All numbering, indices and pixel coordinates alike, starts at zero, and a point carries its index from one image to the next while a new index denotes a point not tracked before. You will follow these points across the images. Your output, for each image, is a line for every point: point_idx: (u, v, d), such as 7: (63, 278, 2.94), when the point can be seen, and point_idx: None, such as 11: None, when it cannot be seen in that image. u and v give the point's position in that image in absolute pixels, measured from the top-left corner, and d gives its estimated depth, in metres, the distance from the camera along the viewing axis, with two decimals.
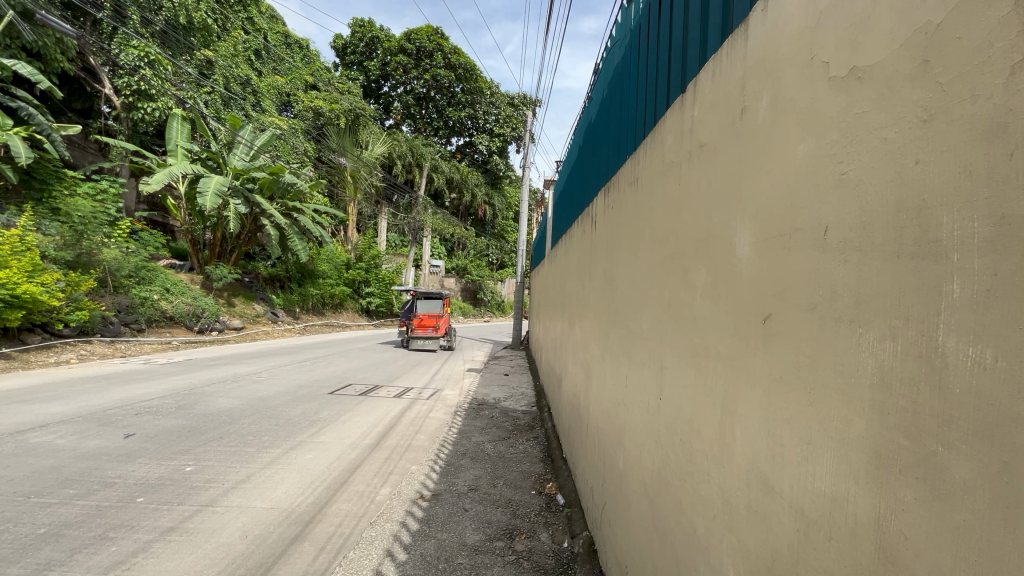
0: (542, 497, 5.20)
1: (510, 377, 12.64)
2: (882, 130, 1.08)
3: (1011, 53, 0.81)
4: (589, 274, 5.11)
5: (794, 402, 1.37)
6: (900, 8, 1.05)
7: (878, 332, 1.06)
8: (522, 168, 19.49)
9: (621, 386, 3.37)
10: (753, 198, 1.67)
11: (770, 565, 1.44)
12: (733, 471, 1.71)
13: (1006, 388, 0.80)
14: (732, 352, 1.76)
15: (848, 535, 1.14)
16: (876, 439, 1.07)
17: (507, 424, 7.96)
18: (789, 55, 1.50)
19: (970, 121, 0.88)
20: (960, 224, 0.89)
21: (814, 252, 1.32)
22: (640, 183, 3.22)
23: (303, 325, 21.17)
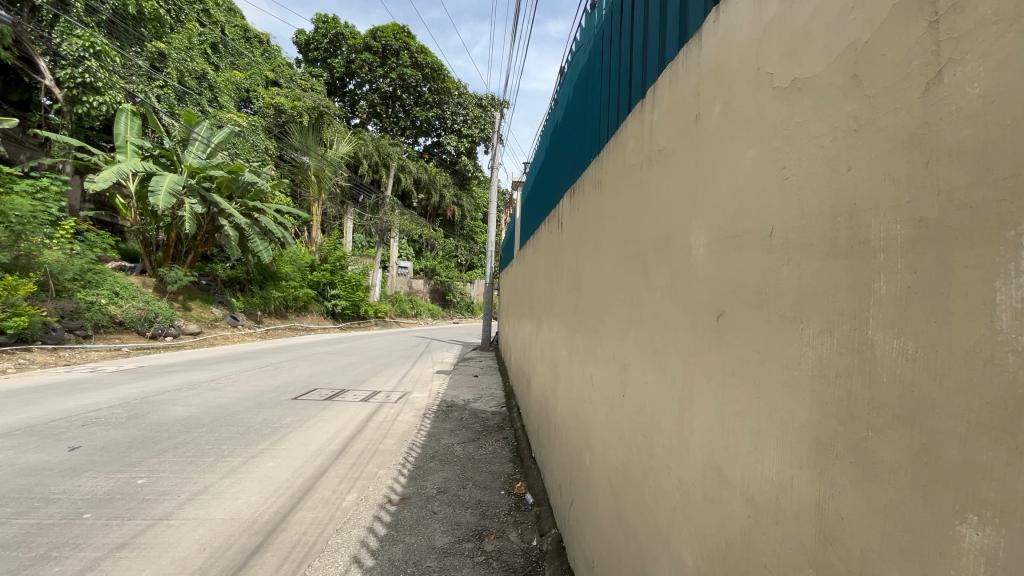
0: (511, 497, 5.23)
1: (480, 379, 12.61)
2: (819, 138, 1.17)
3: (927, 69, 0.89)
4: (556, 275, 5.18)
5: (745, 394, 1.44)
6: (834, 24, 1.13)
7: (817, 327, 1.14)
8: (490, 169, 19.39)
9: (588, 386, 3.44)
10: (708, 198, 1.74)
11: (725, 552, 1.51)
12: (691, 463, 1.77)
13: (924, 376, 0.87)
14: (689, 349, 1.83)
15: (792, 519, 1.21)
16: (816, 427, 1.14)
17: (476, 426, 7.94)
18: (738, 65, 1.57)
19: (894, 130, 0.95)
20: (886, 227, 0.97)
21: (761, 252, 1.39)
22: (603, 184, 3.29)
23: (265, 329, 20.48)
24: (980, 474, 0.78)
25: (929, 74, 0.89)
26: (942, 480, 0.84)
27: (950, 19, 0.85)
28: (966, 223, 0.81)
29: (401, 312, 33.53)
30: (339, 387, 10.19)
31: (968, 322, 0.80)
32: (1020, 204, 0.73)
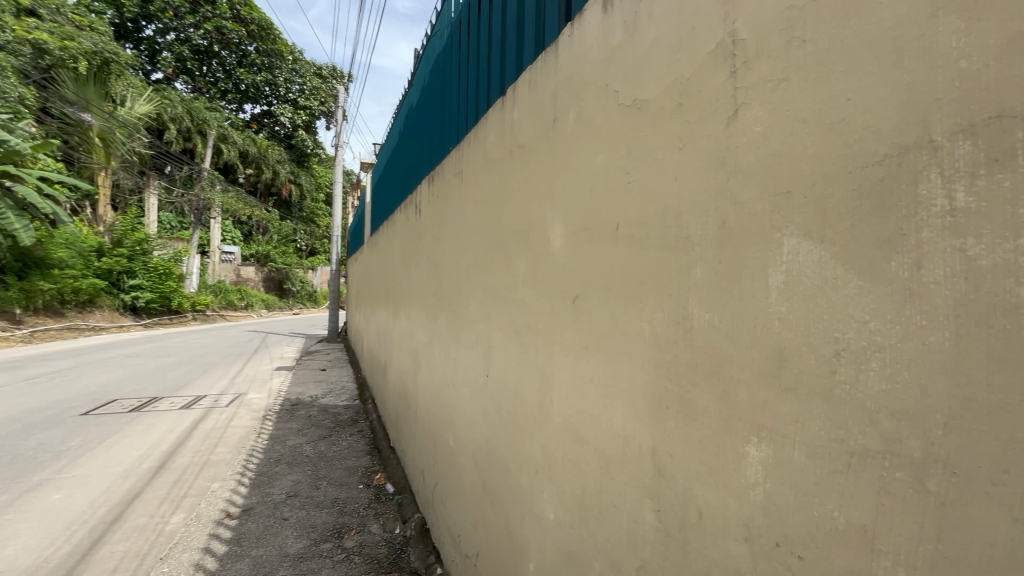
0: (370, 489, 5.11)
1: (328, 372, 11.84)
2: (653, 152, 1.42)
3: (728, 107, 1.17)
4: (413, 261, 5.15)
5: (597, 365, 1.69)
6: (665, 58, 1.39)
7: (652, 306, 1.41)
8: (334, 147, 18.00)
9: (451, 370, 3.55)
10: (564, 195, 1.97)
11: (581, 500, 1.77)
12: (551, 430, 2.01)
13: (724, 339, 1.17)
14: (549, 329, 2.05)
15: (634, 463, 1.49)
16: (651, 386, 1.42)
17: (328, 422, 7.49)
18: (590, 79, 1.80)
19: (706, 151, 1.23)
20: (701, 226, 1.25)
21: (609, 243, 1.64)
22: (464, 174, 3.38)
23: (31, 330, 15.88)
24: (756, 405, 1.08)
25: (730, 110, 1.17)
26: (732, 415, 1.14)
27: (744, 71, 1.13)
28: (751, 225, 1.11)
29: (229, 304, 29.12)
30: (150, 395, 8.58)
31: (749, 298, 1.10)
32: (781, 212, 1.03)
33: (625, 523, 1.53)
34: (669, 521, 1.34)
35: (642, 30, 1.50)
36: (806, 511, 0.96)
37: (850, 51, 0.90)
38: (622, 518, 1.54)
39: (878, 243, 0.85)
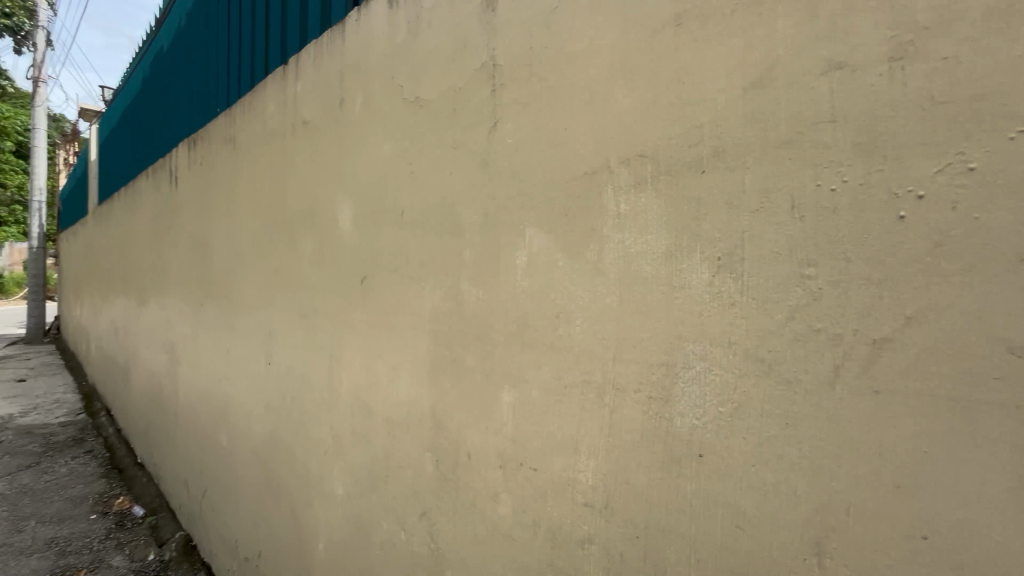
0: (109, 518, 4.18)
1: (30, 382, 8.94)
2: (433, 147, 1.61)
3: (490, 118, 1.42)
4: (168, 239, 4.33)
5: (384, 340, 1.81)
6: (442, 65, 1.57)
7: (433, 284, 1.60)
8: (30, 81, 13.34)
9: (222, 362, 3.17)
10: (352, 178, 2.01)
11: (371, 469, 1.88)
12: (341, 408, 2.05)
13: (487, 309, 1.43)
14: (337, 309, 2.07)
15: (417, 423, 1.68)
16: (431, 355, 1.62)
17: (33, 446, 5.72)
18: (377, 68, 1.87)
19: (475, 153, 1.47)
20: (471, 216, 1.48)
21: (395, 227, 1.77)
22: (236, 143, 3.03)
23: None
24: (509, 361, 1.37)
25: (490, 120, 1.42)
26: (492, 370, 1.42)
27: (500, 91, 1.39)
28: (505, 217, 1.38)
29: None
30: None
31: (504, 275, 1.38)
32: (526, 208, 1.33)
33: (409, 478, 1.71)
34: (445, 468, 1.56)
35: (423, 34, 1.65)
36: (539, 434, 1.29)
37: (568, 92, 1.22)
38: (407, 475, 1.72)
39: (580, 235, 1.20)
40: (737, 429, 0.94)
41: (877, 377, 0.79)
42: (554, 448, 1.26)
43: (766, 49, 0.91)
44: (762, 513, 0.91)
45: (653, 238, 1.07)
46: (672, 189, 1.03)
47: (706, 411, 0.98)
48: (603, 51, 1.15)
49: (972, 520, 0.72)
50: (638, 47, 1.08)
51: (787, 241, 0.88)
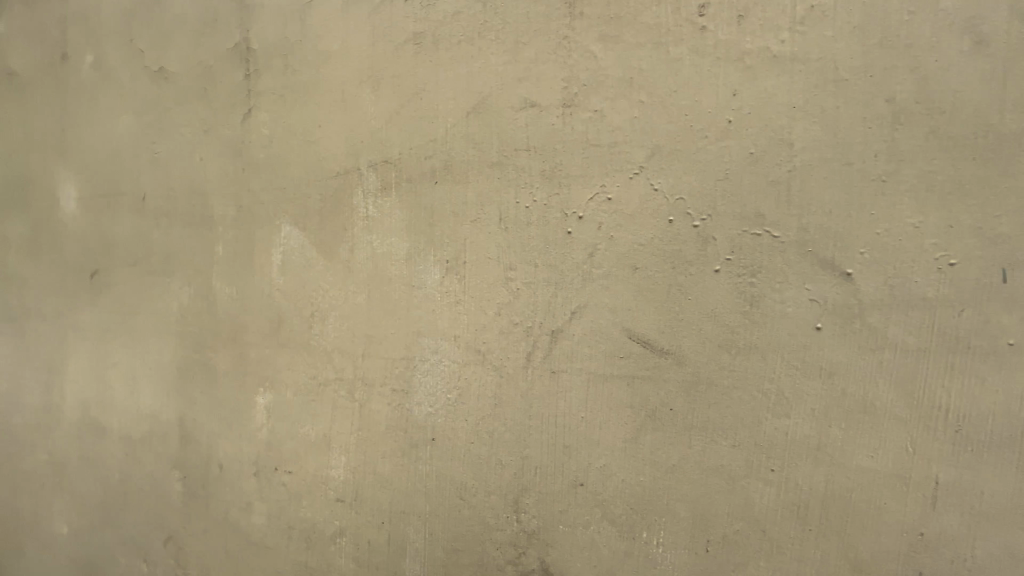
0: None
1: None
2: (179, 127, 1.44)
3: (245, 105, 1.37)
4: None
5: (115, 347, 1.54)
6: (189, 37, 1.43)
7: (180, 281, 1.44)
8: None
9: None
10: (57, 141, 1.62)
11: (100, 499, 1.59)
12: (50, 435, 1.65)
13: (243, 305, 1.37)
14: (42, 315, 1.64)
15: (160, 436, 1.49)
16: (177, 359, 1.46)
17: None
18: (97, 18, 1.55)
19: (229, 139, 1.38)
20: (225, 208, 1.39)
21: (130, 215, 1.52)
22: None
23: None
24: (266, 356, 1.35)
25: (245, 106, 1.37)
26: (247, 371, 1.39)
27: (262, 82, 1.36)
28: (263, 210, 1.35)
29: None
30: None
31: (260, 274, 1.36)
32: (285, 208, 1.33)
33: (147, 495, 1.54)
34: (198, 478, 1.45)
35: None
36: (299, 423, 1.32)
37: (323, 92, 1.29)
38: (148, 490, 1.56)
39: (337, 229, 1.28)
40: (466, 381, 1.21)
41: (553, 357, 1.16)
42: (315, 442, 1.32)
43: (479, 83, 1.18)
44: (481, 460, 1.20)
45: (396, 232, 1.24)
46: (413, 190, 1.22)
47: (444, 372, 1.22)
48: (353, 56, 1.26)
49: (609, 463, 1.14)
50: (384, 57, 1.24)
51: (497, 250, 1.18)
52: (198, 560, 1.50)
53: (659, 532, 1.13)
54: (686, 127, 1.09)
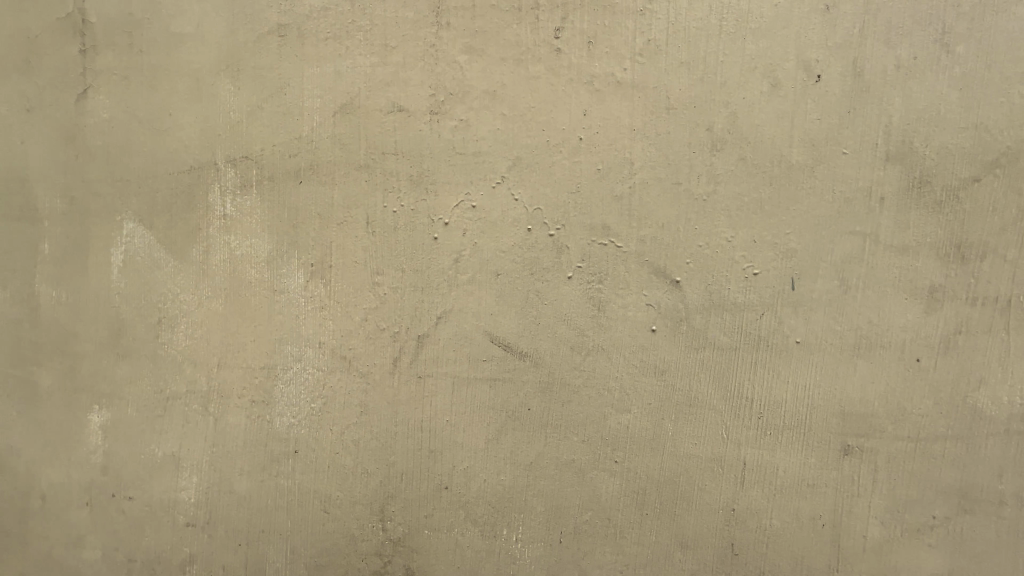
0: None
1: None
2: (244, 170, 2.41)
3: (292, 162, 2.38)
4: None
5: (192, 305, 2.44)
6: (250, 117, 2.40)
7: (246, 263, 2.42)
8: None
9: None
10: (125, 180, 2.47)
11: (174, 405, 2.46)
12: (131, 366, 2.48)
13: (293, 276, 2.40)
14: (126, 286, 2.47)
15: (227, 358, 2.44)
16: (241, 309, 2.42)
17: None
18: (175, 95, 2.44)
19: (281, 180, 2.39)
20: (279, 220, 2.40)
21: (203, 221, 2.44)
22: None
23: None
24: (308, 305, 2.40)
25: (292, 162, 2.39)
26: (282, 326, 2.41)
27: (288, 159, 2.38)
28: (306, 223, 2.39)
29: None
30: None
31: (292, 270, 2.39)
32: (306, 234, 2.39)
33: (188, 409, 2.45)
34: (257, 380, 2.43)
35: (228, 89, 2.41)
36: (331, 341, 2.40)
37: (344, 158, 2.37)
38: (186, 407, 2.45)
39: (356, 235, 2.37)
40: (427, 317, 2.36)
41: (477, 305, 2.34)
42: (332, 365, 2.40)
43: (433, 164, 2.34)
44: (439, 408, 2.35)
45: (392, 237, 2.36)
46: (401, 216, 2.36)
47: (416, 311, 2.37)
48: (364, 143, 2.36)
49: (513, 367, 2.33)
50: (380, 145, 2.35)
51: (448, 249, 2.34)
52: (227, 448, 2.44)
53: (518, 532, 2.35)
54: (539, 188, 2.30)
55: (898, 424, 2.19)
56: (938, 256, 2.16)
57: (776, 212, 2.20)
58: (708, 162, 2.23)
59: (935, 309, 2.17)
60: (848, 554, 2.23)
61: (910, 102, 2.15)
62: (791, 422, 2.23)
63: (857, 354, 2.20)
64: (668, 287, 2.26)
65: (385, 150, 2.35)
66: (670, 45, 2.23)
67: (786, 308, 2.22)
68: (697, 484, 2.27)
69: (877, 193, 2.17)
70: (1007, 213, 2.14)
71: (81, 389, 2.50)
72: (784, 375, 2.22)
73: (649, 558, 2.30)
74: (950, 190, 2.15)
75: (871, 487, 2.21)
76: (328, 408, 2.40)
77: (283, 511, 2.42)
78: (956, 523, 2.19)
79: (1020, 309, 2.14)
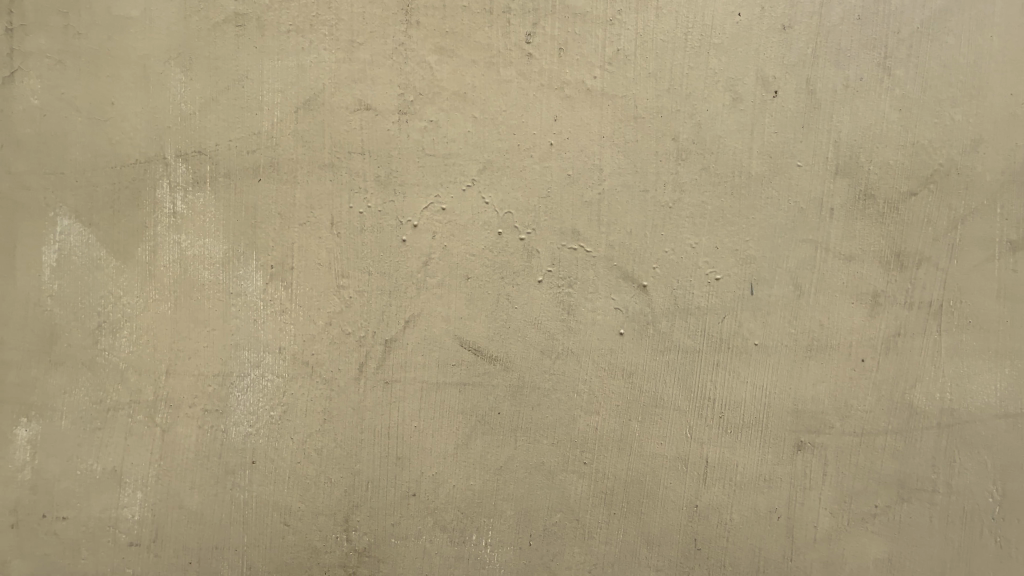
0: None
1: None
2: (196, 166, 2.27)
3: (251, 158, 2.27)
4: None
5: (136, 309, 2.28)
6: (203, 109, 2.27)
7: (199, 264, 2.28)
8: None
9: None
10: (59, 173, 2.28)
11: (115, 416, 2.29)
12: (66, 374, 2.29)
13: (250, 278, 2.28)
14: (60, 287, 2.28)
15: (176, 365, 2.29)
16: (191, 314, 2.28)
17: None
18: (118, 84, 2.27)
19: (238, 177, 2.27)
20: (236, 219, 2.28)
21: (149, 219, 2.28)
22: None
23: None
24: (268, 309, 2.29)
25: (251, 159, 2.27)
26: (239, 331, 2.29)
27: (246, 155, 2.27)
28: (265, 223, 2.28)
29: None
30: None
31: (250, 272, 2.28)
32: (266, 235, 2.28)
33: (131, 420, 2.29)
34: (211, 388, 2.29)
35: (180, 79, 2.27)
36: (292, 346, 2.30)
37: (308, 156, 2.28)
38: (130, 418, 2.29)
39: (318, 235, 2.29)
40: (394, 321, 2.31)
41: (446, 309, 2.31)
42: (294, 371, 2.30)
43: (402, 165, 2.29)
44: (408, 413, 2.31)
45: (358, 239, 2.29)
46: (367, 217, 2.29)
47: (382, 315, 2.31)
48: (330, 141, 2.28)
49: (482, 370, 2.32)
50: (347, 144, 2.28)
51: (416, 252, 2.30)
52: (177, 460, 2.29)
53: (488, 534, 2.34)
54: (510, 191, 2.30)
55: (844, 421, 2.34)
56: (880, 264, 2.32)
57: (736, 221, 2.31)
58: (673, 171, 2.31)
59: (876, 313, 2.33)
60: (799, 543, 2.36)
61: (856, 120, 2.31)
62: (748, 421, 2.34)
63: (807, 355, 2.33)
64: (635, 292, 2.32)
65: (352, 149, 2.28)
66: (639, 55, 2.30)
67: (744, 311, 2.33)
68: (662, 482, 2.35)
69: (827, 204, 2.32)
70: (940, 225, 2.32)
71: (6, 400, 2.29)
72: (743, 375, 2.33)
73: (616, 556, 2.35)
74: (891, 203, 2.32)
75: (821, 480, 2.35)
76: (289, 417, 2.30)
77: (240, 524, 2.30)
78: (895, 511, 2.35)
79: (952, 313, 2.33)
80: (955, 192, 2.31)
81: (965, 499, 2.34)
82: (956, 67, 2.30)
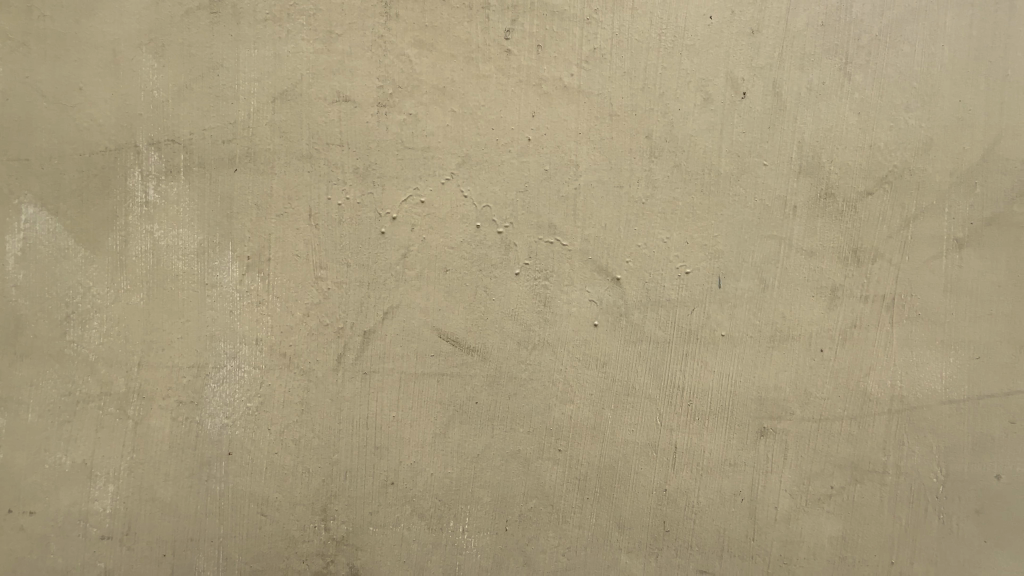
0: None
1: None
2: (166, 154, 2.21)
3: (223, 147, 2.22)
4: None
5: (104, 299, 2.22)
6: (173, 96, 2.21)
7: (170, 254, 2.23)
8: None
9: None
10: (23, 161, 2.19)
11: (83, 409, 2.22)
12: (29, 368, 2.21)
13: (222, 268, 2.24)
14: (23, 276, 2.20)
15: (146, 357, 2.24)
16: (162, 304, 2.23)
17: None
18: (84, 68, 2.19)
19: (209, 166, 2.22)
20: (207, 207, 2.23)
21: (117, 207, 2.21)
22: None
23: None
24: (241, 300, 2.25)
25: (223, 148, 2.22)
26: (212, 322, 2.25)
27: (220, 144, 2.22)
28: (238, 212, 2.24)
29: None
30: None
31: (223, 262, 2.24)
32: (239, 225, 2.24)
33: (101, 413, 2.23)
34: (182, 380, 2.25)
35: (149, 65, 2.20)
36: (265, 338, 2.27)
37: (281, 147, 2.24)
38: (99, 412, 2.23)
39: (292, 225, 2.25)
40: (370, 312, 2.30)
41: (423, 301, 2.32)
42: (269, 364, 2.28)
43: (379, 156, 2.28)
44: (384, 404, 2.31)
45: (334, 231, 2.27)
46: (343, 208, 2.27)
47: (358, 307, 2.30)
48: (303, 131, 2.25)
49: (459, 361, 2.34)
50: (321, 133, 2.25)
51: (393, 244, 2.29)
52: (148, 453, 2.24)
53: (465, 521, 2.37)
54: (487, 184, 2.31)
55: (807, 409, 2.44)
56: (842, 259, 2.42)
57: (707, 217, 2.37)
58: (647, 167, 2.35)
59: (838, 306, 2.43)
60: (764, 526, 2.45)
61: (821, 121, 2.39)
62: (717, 410, 2.42)
63: (774, 347, 2.42)
64: (610, 284, 2.36)
65: (327, 139, 2.26)
66: (614, 54, 2.33)
67: (713, 304, 2.40)
68: (635, 469, 2.41)
69: (793, 201, 2.40)
70: (896, 222, 2.43)
71: None
72: (713, 366, 2.41)
73: (590, 540, 2.41)
74: (852, 201, 2.42)
75: (784, 465, 2.45)
76: (263, 409, 2.28)
77: (214, 516, 2.27)
78: (852, 493, 2.46)
79: (904, 306, 2.44)
80: (911, 192, 2.43)
81: (915, 480, 2.48)
82: (912, 74, 2.40)
